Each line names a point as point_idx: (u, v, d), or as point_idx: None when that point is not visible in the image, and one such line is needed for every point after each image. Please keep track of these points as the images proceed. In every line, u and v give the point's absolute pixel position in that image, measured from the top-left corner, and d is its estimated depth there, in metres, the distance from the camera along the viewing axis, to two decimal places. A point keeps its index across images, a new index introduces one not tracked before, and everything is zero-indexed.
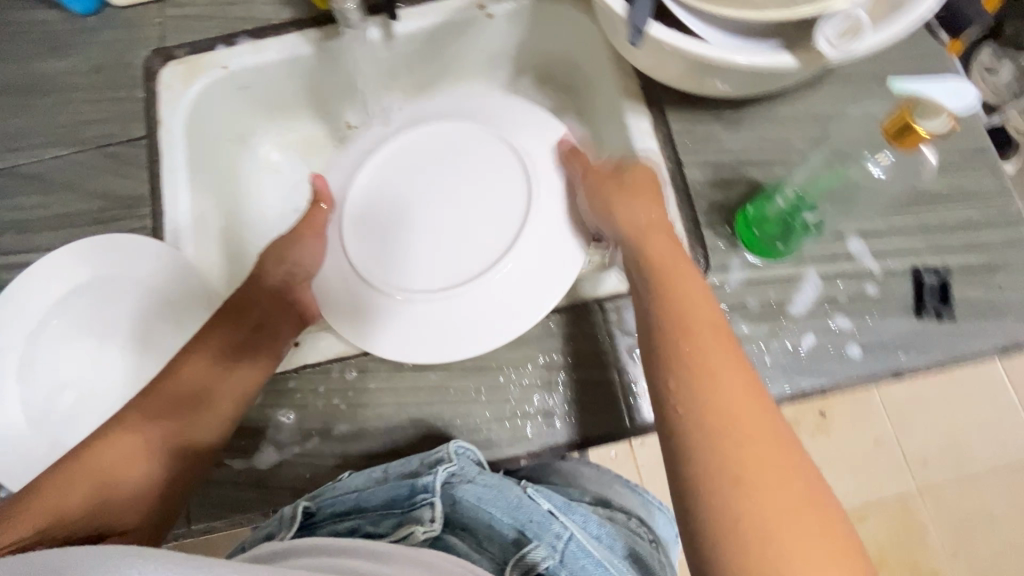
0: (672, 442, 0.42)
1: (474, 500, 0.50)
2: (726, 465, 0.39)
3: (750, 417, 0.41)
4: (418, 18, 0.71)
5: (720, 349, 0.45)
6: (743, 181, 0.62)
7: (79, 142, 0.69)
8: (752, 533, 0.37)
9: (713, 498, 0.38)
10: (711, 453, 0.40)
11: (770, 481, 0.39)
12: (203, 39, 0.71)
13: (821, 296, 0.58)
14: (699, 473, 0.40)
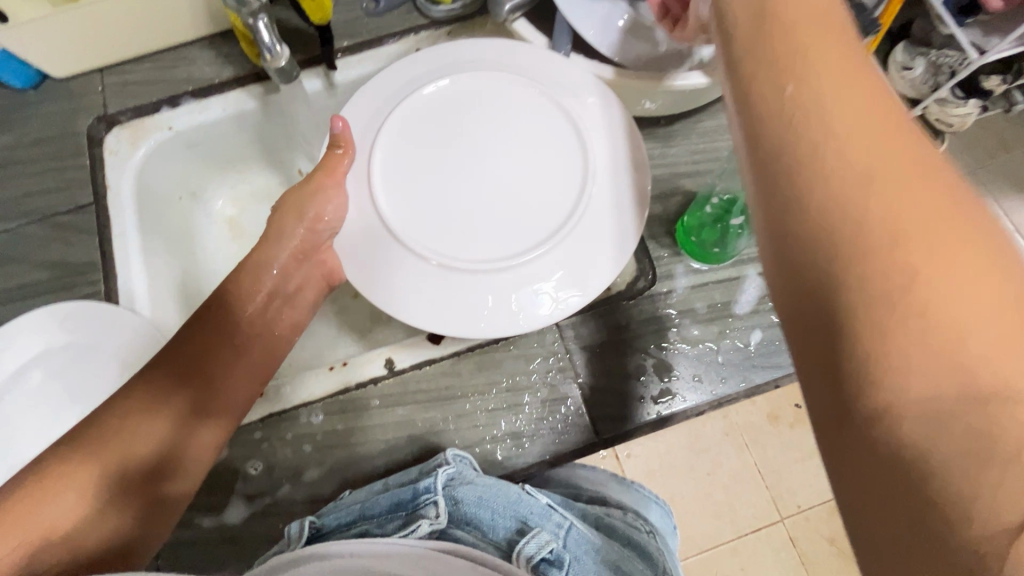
0: (797, 234, 0.26)
1: (475, 494, 0.51)
2: (843, 232, 0.25)
3: (904, 175, 0.25)
4: (359, 65, 0.73)
5: (863, 83, 0.27)
6: (678, 192, 0.66)
7: (25, 214, 0.68)
8: (884, 301, 0.23)
9: (838, 293, 0.25)
10: (808, 164, 0.26)
11: (953, 292, 0.23)
12: (146, 102, 0.72)
13: (763, 293, 0.61)
14: (807, 239, 0.26)
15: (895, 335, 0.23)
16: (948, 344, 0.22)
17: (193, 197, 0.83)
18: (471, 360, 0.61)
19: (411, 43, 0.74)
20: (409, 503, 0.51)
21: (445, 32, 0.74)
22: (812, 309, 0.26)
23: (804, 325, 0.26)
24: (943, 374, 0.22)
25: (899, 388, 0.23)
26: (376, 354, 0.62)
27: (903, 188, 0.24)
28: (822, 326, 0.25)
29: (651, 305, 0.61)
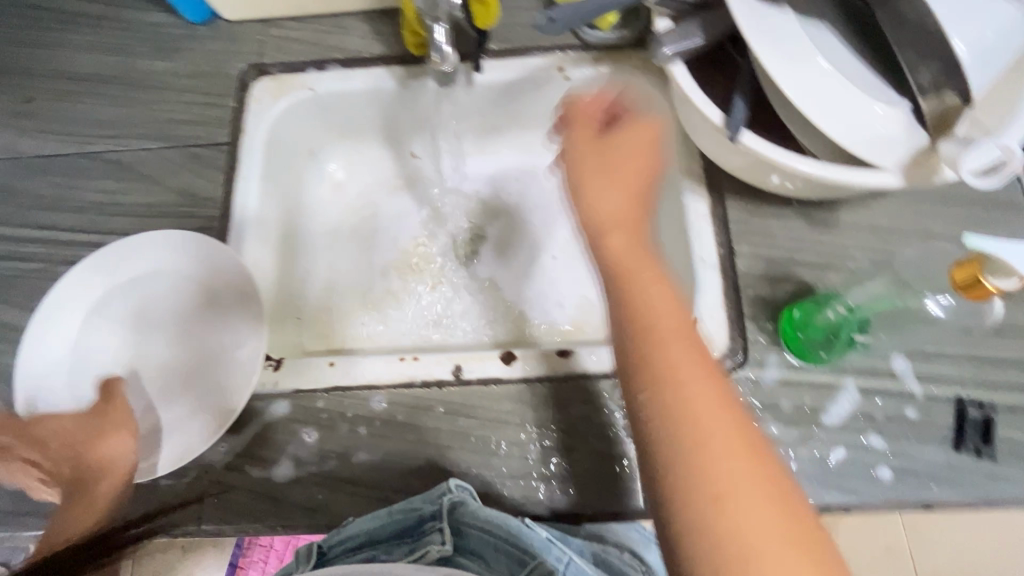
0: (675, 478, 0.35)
1: (479, 526, 0.51)
2: (696, 472, 0.35)
3: (740, 460, 0.35)
4: (499, 70, 0.74)
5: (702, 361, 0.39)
6: (794, 281, 0.62)
7: (166, 138, 0.74)
8: (709, 527, 0.34)
9: (680, 497, 0.35)
10: (676, 432, 0.36)
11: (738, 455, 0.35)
12: (297, 61, 0.76)
13: (857, 411, 0.57)
14: (664, 453, 0.36)
15: (722, 527, 0.33)
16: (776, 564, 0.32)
17: (310, 157, 0.85)
18: (539, 392, 0.61)
19: (554, 59, 0.74)
20: (415, 531, 0.53)
21: (591, 56, 0.74)
22: (673, 522, 0.35)
23: (693, 542, 0.34)
24: None
25: None
26: (446, 357, 0.62)
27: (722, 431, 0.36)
28: (696, 541, 0.34)
29: (751, 392, 0.58)
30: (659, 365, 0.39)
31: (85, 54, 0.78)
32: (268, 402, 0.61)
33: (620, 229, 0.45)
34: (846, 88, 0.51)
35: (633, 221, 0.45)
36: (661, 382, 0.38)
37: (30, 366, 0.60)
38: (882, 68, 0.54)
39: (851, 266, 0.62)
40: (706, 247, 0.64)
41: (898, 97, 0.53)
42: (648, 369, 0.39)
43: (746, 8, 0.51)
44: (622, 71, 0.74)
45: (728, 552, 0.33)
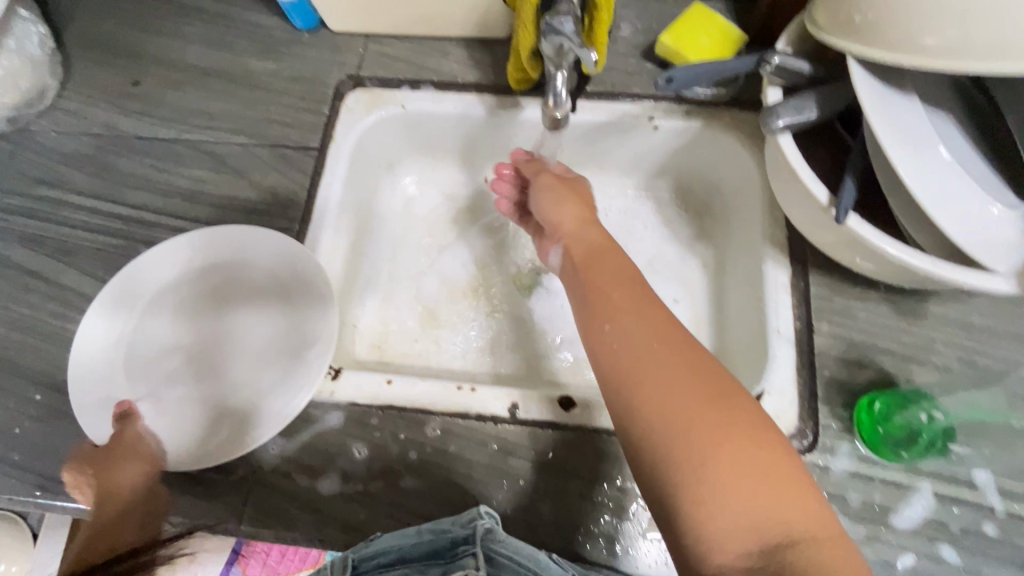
0: (644, 432, 0.42)
1: (508, 556, 0.50)
2: (664, 421, 0.41)
3: (698, 395, 0.41)
4: (589, 112, 0.74)
5: (662, 326, 0.47)
6: (873, 368, 0.59)
7: (258, 136, 0.76)
8: (685, 462, 0.39)
9: (658, 455, 0.40)
10: (643, 395, 0.43)
11: (679, 362, 0.43)
12: (392, 78, 0.78)
13: (931, 518, 0.54)
14: (635, 418, 0.43)
15: (690, 465, 0.39)
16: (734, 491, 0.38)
17: (387, 169, 0.86)
18: (594, 443, 0.60)
19: (645, 107, 0.74)
20: (447, 552, 0.52)
21: (682, 110, 0.74)
22: (652, 478, 0.41)
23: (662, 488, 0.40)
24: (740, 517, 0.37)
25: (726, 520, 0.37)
26: (503, 392, 0.62)
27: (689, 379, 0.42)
28: (670, 488, 0.39)
29: (817, 480, 0.56)
30: (624, 341, 0.46)
31: (194, 46, 0.82)
32: (323, 411, 0.61)
33: (595, 256, 0.56)
34: (965, 186, 0.49)
35: (601, 250, 0.57)
36: (623, 325, 0.47)
37: (81, 370, 0.60)
38: (1001, 167, 0.52)
39: (936, 362, 0.59)
40: (783, 319, 0.62)
41: (1017, 200, 0.50)
42: (619, 343, 0.47)
43: (870, 92, 0.50)
44: (712, 128, 0.73)
45: (701, 495, 0.38)
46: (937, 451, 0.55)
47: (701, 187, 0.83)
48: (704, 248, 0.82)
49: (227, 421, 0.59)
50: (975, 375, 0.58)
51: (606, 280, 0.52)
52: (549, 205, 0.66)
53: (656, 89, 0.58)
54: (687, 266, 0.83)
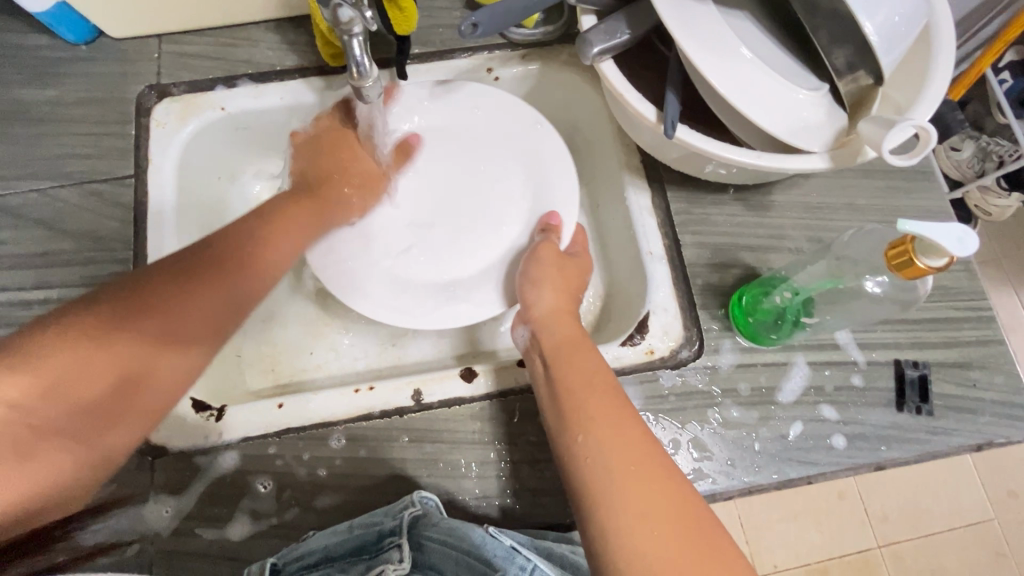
0: (603, 544, 0.40)
1: (440, 538, 0.48)
2: (620, 526, 0.40)
3: (660, 495, 0.41)
4: (425, 75, 0.71)
5: (620, 418, 0.47)
6: (737, 266, 0.63)
7: (59, 175, 0.66)
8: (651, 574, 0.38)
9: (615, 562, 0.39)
10: (601, 498, 0.42)
11: (653, 481, 0.42)
12: (203, 80, 0.70)
13: (809, 385, 0.59)
14: (591, 522, 0.42)
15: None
16: None
17: (230, 179, 0.78)
18: (505, 407, 0.59)
19: (482, 59, 0.72)
20: (372, 547, 0.48)
21: (519, 54, 0.72)
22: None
23: None
24: None
25: None
26: (404, 382, 0.60)
27: (648, 480, 0.42)
28: None
29: (711, 378, 0.59)
30: (589, 438, 0.46)
31: None
32: (212, 456, 0.56)
33: (570, 352, 0.54)
34: (770, 77, 0.52)
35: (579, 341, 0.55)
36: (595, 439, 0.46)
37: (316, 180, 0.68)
38: (800, 54, 0.55)
39: (789, 246, 0.64)
40: (652, 240, 0.64)
41: (818, 82, 0.54)
42: (581, 440, 0.46)
43: (668, 3, 0.51)
44: (553, 67, 0.72)
45: None
46: (801, 324, 0.58)
47: (559, 128, 0.82)
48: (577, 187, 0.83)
49: (395, 293, 0.66)
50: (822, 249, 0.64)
51: (578, 383, 0.51)
52: (529, 280, 0.62)
53: (461, 33, 0.57)
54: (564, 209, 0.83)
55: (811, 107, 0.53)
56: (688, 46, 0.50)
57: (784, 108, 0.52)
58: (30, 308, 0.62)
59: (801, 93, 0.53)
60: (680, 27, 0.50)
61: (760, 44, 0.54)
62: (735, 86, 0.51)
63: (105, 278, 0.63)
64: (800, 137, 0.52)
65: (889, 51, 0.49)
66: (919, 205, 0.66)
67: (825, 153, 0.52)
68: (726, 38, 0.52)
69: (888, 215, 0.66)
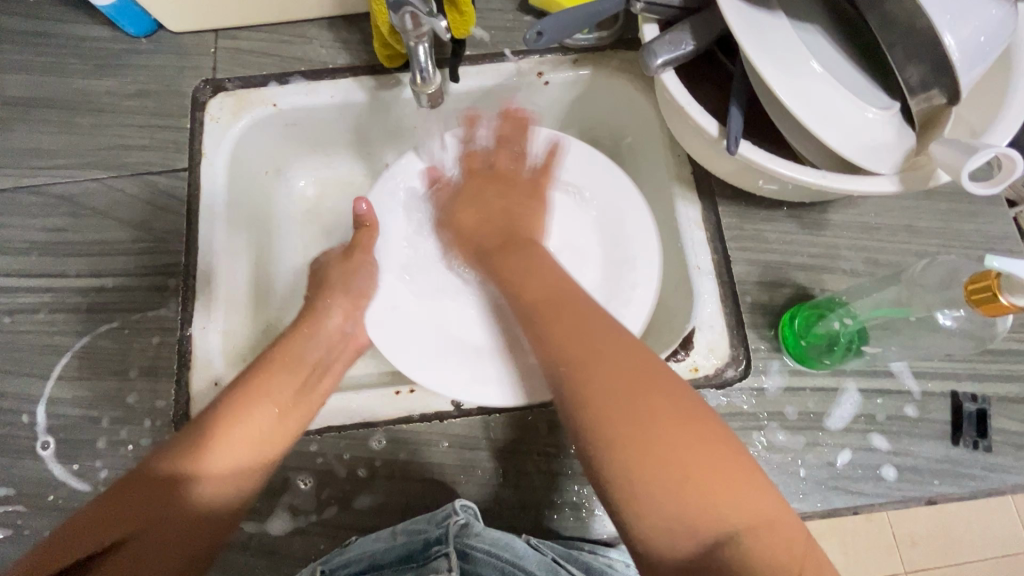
0: (569, 413, 0.42)
1: (486, 549, 0.48)
2: (578, 392, 0.42)
3: (622, 362, 0.42)
4: (476, 77, 0.70)
5: (573, 299, 0.49)
6: (789, 285, 0.62)
7: (116, 166, 0.67)
8: (625, 440, 0.38)
9: (589, 428, 0.40)
10: (561, 366, 0.43)
11: (673, 422, 0.39)
12: (256, 75, 0.71)
13: (860, 413, 0.57)
14: (559, 396, 0.43)
15: (619, 441, 0.38)
16: (664, 473, 0.37)
17: (276, 175, 0.79)
18: (545, 417, 0.59)
19: (533, 63, 0.71)
20: (418, 556, 0.48)
21: (570, 59, 0.71)
22: (593, 457, 0.39)
23: (606, 474, 0.39)
24: (678, 493, 0.37)
25: (655, 509, 0.37)
26: (444, 387, 0.60)
27: (598, 347, 0.43)
28: (603, 461, 0.39)
29: (756, 399, 0.58)
30: (542, 317, 0.48)
31: (11, 74, 0.70)
32: None
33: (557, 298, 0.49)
34: (839, 94, 0.50)
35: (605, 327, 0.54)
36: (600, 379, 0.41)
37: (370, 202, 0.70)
38: (871, 71, 0.53)
39: (844, 267, 0.62)
40: (700, 254, 0.63)
41: (889, 100, 0.52)
42: (535, 317, 0.49)
43: (739, 15, 0.49)
44: (605, 73, 0.71)
45: (639, 470, 0.37)
46: (854, 351, 0.57)
47: (605, 134, 0.81)
48: None
49: (448, 352, 0.63)
50: (879, 272, 0.62)
51: (566, 330, 0.45)
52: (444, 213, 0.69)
53: (526, 42, 0.56)
54: None
55: (881, 127, 0.51)
56: (759, 62, 0.48)
57: (853, 128, 0.50)
58: (86, 295, 0.63)
59: (871, 111, 0.51)
60: (752, 42, 0.49)
61: (831, 59, 0.52)
62: (805, 104, 0.49)
63: (157, 268, 0.64)
64: (870, 158, 0.50)
65: (970, 69, 0.47)
66: (984, 230, 0.63)
67: (895, 176, 0.50)
68: (797, 54, 0.50)
69: (949, 240, 0.63)
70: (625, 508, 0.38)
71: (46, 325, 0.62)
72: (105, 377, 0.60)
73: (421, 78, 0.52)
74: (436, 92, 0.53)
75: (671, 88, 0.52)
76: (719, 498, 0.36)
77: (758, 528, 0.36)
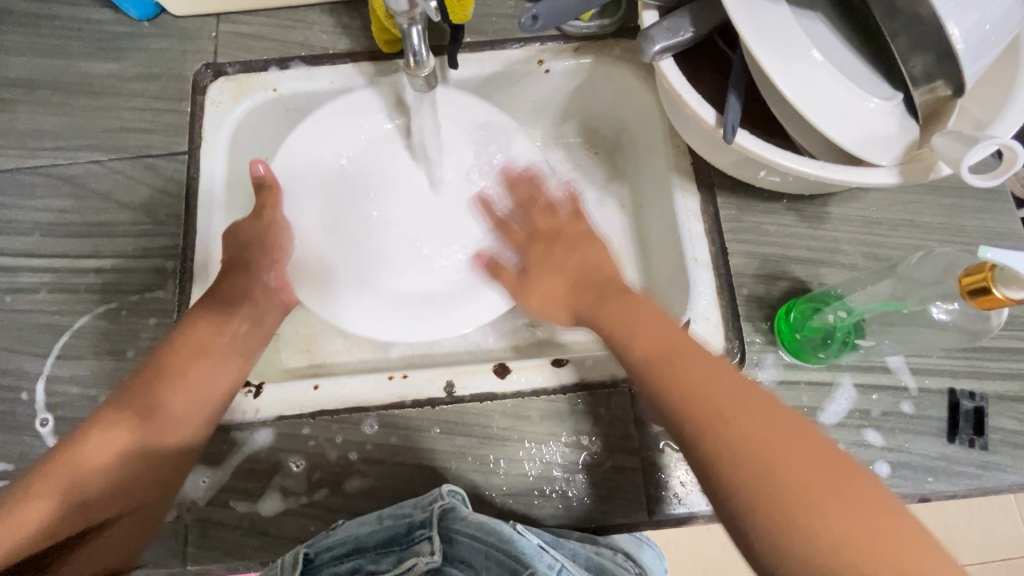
0: (701, 466, 0.41)
1: (470, 533, 0.48)
2: (701, 434, 0.41)
3: (749, 410, 0.41)
4: (475, 64, 0.70)
5: (674, 332, 0.50)
6: (786, 278, 0.61)
7: (116, 149, 0.68)
8: (765, 484, 0.38)
9: (723, 477, 0.39)
10: (683, 418, 0.43)
11: (808, 463, 0.38)
12: (256, 60, 0.71)
13: (855, 408, 0.57)
14: (687, 448, 0.42)
15: (762, 492, 0.37)
16: (821, 518, 0.36)
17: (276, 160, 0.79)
18: (538, 406, 0.59)
19: (534, 51, 0.70)
20: (403, 539, 0.49)
21: (572, 47, 0.71)
22: (733, 508, 0.38)
23: (756, 525, 0.37)
24: (826, 533, 0.35)
25: (813, 554, 0.35)
26: (437, 373, 0.60)
27: (751, 396, 0.42)
28: (756, 519, 0.37)
29: None
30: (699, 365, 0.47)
31: (14, 55, 0.71)
32: (249, 433, 0.58)
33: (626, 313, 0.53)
34: (841, 84, 0.49)
35: (592, 294, 0.57)
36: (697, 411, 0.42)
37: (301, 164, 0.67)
38: (874, 61, 0.52)
39: (843, 261, 0.61)
40: (698, 246, 0.62)
41: (892, 91, 0.51)
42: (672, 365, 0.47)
43: (739, 3, 0.49)
44: (606, 62, 0.71)
45: (780, 516, 0.36)
46: (850, 345, 0.56)
47: (606, 124, 0.80)
48: (621, 185, 0.80)
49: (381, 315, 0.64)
50: (879, 267, 0.61)
51: (617, 313, 0.53)
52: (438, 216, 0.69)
53: (521, 26, 0.56)
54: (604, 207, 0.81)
55: (882, 118, 0.50)
56: (758, 51, 0.47)
57: (854, 119, 0.49)
58: (85, 275, 0.64)
59: (874, 102, 0.50)
60: (752, 30, 0.48)
61: (833, 48, 0.51)
62: (805, 93, 0.48)
63: (155, 251, 0.65)
64: (870, 150, 0.49)
65: (976, 58, 0.46)
66: (989, 227, 0.62)
67: (896, 168, 0.49)
68: (798, 43, 0.49)
69: (953, 235, 0.62)
70: (777, 564, 0.36)
71: (47, 304, 0.63)
72: (103, 356, 0.61)
73: (414, 62, 0.52)
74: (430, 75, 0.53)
75: (669, 77, 0.51)
76: (880, 531, 0.35)
77: (914, 573, 0.34)
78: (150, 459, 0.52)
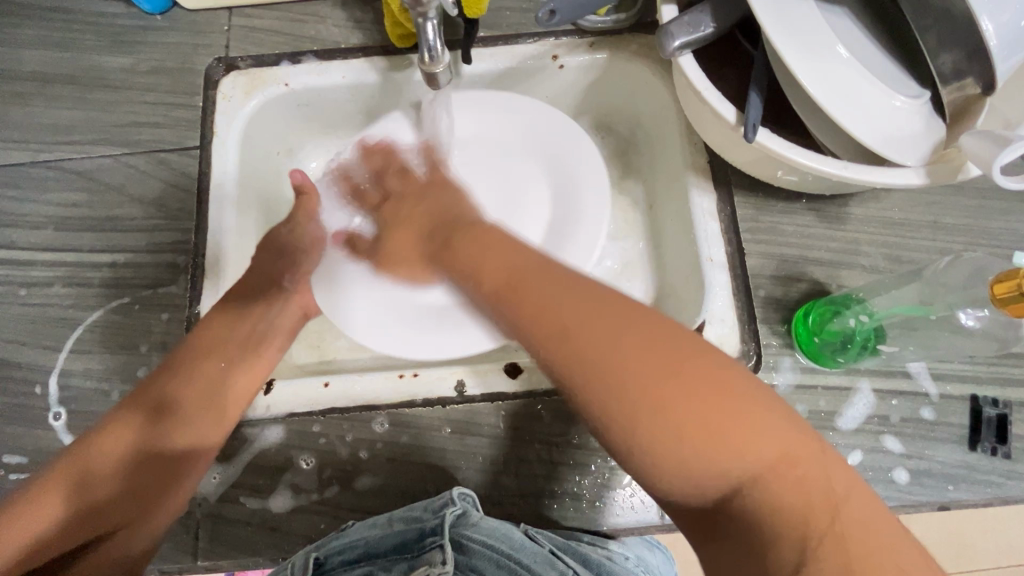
0: (586, 405, 0.39)
1: (481, 540, 0.48)
2: (582, 377, 0.39)
3: (632, 339, 0.40)
4: (488, 60, 0.69)
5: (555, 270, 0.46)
6: (804, 280, 0.60)
7: (128, 143, 0.68)
8: (650, 418, 0.37)
9: (612, 418, 0.38)
10: (565, 364, 0.40)
11: (695, 388, 0.37)
12: (268, 54, 0.70)
13: (873, 414, 0.56)
14: (565, 386, 0.41)
15: (642, 426, 0.37)
16: (700, 444, 0.36)
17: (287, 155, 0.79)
18: (549, 407, 0.58)
19: (548, 46, 0.69)
20: (413, 545, 0.48)
21: (586, 42, 0.69)
22: (619, 446, 0.39)
23: (654, 467, 0.37)
24: (716, 464, 0.36)
25: (702, 484, 0.37)
26: (448, 371, 0.59)
27: (624, 329, 0.40)
28: (640, 456, 0.37)
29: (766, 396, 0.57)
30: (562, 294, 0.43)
31: (27, 49, 0.71)
32: (260, 429, 0.58)
33: (520, 273, 0.47)
34: (866, 81, 0.48)
35: (444, 235, 0.59)
36: (625, 386, 0.38)
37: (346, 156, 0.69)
38: (901, 58, 0.50)
39: (863, 263, 0.60)
40: (714, 246, 0.61)
41: (919, 89, 0.50)
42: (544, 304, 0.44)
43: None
44: (621, 57, 0.69)
45: (670, 449, 0.37)
46: (869, 350, 0.56)
47: (620, 120, 0.79)
48: (635, 183, 0.79)
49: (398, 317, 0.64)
50: (901, 269, 0.60)
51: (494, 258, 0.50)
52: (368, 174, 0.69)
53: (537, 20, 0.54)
54: (617, 204, 0.80)
55: (909, 117, 0.49)
56: (783, 48, 0.46)
57: (879, 118, 0.48)
58: (98, 270, 0.64)
59: (900, 100, 0.49)
60: (776, 27, 0.46)
61: (859, 44, 0.49)
62: (829, 91, 0.47)
63: (167, 246, 0.65)
64: (896, 150, 0.48)
65: (1009, 55, 0.44)
66: (1015, 229, 0.61)
67: (922, 169, 0.47)
68: (824, 39, 0.48)
69: (977, 237, 0.60)
70: (668, 493, 0.38)
71: (60, 299, 0.63)
72: (116, 351, 0.61)
73: (429, 57, 0.52)
74: (445, 71, 0.52)
75: (689, 75, 0.50)
76: (758, 451, 0.36)
77: (820, 501, 0.35)
78: (163, 459, 0.52)
